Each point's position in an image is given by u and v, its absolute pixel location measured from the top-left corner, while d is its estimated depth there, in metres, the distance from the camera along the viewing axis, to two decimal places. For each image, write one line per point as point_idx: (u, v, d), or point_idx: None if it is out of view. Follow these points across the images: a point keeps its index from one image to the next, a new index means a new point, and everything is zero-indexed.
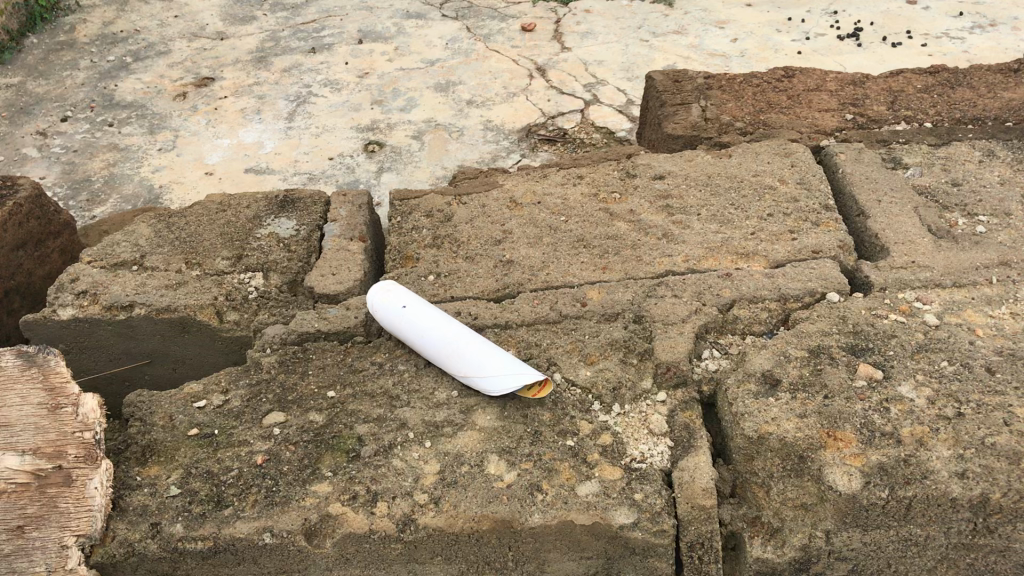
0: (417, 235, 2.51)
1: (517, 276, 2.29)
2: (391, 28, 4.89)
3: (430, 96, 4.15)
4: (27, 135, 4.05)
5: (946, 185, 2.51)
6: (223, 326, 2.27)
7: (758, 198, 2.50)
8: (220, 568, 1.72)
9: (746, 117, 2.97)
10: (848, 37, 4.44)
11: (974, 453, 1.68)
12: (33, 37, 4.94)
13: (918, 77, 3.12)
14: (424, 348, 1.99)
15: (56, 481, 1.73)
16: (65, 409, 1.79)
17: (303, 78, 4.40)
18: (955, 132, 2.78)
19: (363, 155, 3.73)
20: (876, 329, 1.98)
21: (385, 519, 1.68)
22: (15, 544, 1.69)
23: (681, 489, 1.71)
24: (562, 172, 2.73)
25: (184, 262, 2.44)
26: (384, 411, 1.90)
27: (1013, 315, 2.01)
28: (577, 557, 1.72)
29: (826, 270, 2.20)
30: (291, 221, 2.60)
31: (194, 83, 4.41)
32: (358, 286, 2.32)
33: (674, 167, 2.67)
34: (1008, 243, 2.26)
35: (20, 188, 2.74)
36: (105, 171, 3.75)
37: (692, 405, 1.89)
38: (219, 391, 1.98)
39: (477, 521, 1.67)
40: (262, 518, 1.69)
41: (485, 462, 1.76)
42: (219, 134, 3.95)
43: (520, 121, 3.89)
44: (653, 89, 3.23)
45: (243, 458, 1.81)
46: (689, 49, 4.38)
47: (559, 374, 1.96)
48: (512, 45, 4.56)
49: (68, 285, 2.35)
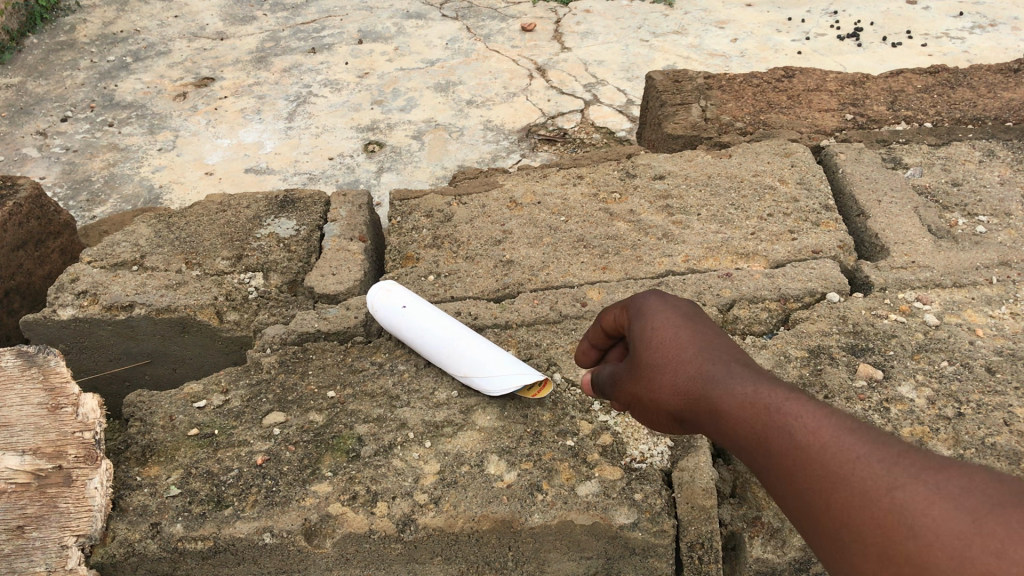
0: (417, 235, 2.51)
1: (517, 276, 2.29)
2: (390, 28, 4.89)
3: (429, 96, 4.15)
4: (27, 135, 4.05)
5: (946, 185, 2.51)
6: (222, 326, 2.26)
7: (759, 198, 2.50)
8: (219, 568, 1.72)
9: (746, 117, 2.97)
10: (849, 37, 4.44)
11: (973, 453, 1.68)
12: (33, 37, 4.94)
13: (919, 77, 3.13)
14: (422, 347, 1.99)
15: (56, 481, 1.74)
16: (64, 409, 1.80)
17: (303, 78, 4.40)
18: (956, 131, 2.78)
19: (363, 155, 3.73)
20: (875, 329, 1.99)
21: (385, 519, 1.68)
22: (15, 544, 1.68)
23: (681, 489, 1.71)
24: (562, 172, 2.73)
25: (184, 262, 2.44)
26: (384, 411, 1.90)
27: (1014, 315, 2.01)
28: (577, 557, 1.73)
29: (826, 270, 2.20)
30: (291, 221, 2.60)
31: (194, 83, 4.41)
32: (358, 286, 2.33)
33: (674, 167, 2.67)
34: (1008, 243, 2.25)
35: (20, 187, 2.74)
36: (106, 170, 3.75)
37: None
38: (220, 391, 1.98)
39: (477, 521, 1.67)
40: (262, 518, 1.69)
41: (486, 463, 1.76)
42: (219, 134, 3.95)
43: (519, 121, 3.89)
44: (653, 89, 3.23)
45: (243, 458, 1.81)
46: (689, 49, 4.38)
47: (559, 375, 1.96)
48: (512, 45, 4.57)
49: (68, 285, 2.35)
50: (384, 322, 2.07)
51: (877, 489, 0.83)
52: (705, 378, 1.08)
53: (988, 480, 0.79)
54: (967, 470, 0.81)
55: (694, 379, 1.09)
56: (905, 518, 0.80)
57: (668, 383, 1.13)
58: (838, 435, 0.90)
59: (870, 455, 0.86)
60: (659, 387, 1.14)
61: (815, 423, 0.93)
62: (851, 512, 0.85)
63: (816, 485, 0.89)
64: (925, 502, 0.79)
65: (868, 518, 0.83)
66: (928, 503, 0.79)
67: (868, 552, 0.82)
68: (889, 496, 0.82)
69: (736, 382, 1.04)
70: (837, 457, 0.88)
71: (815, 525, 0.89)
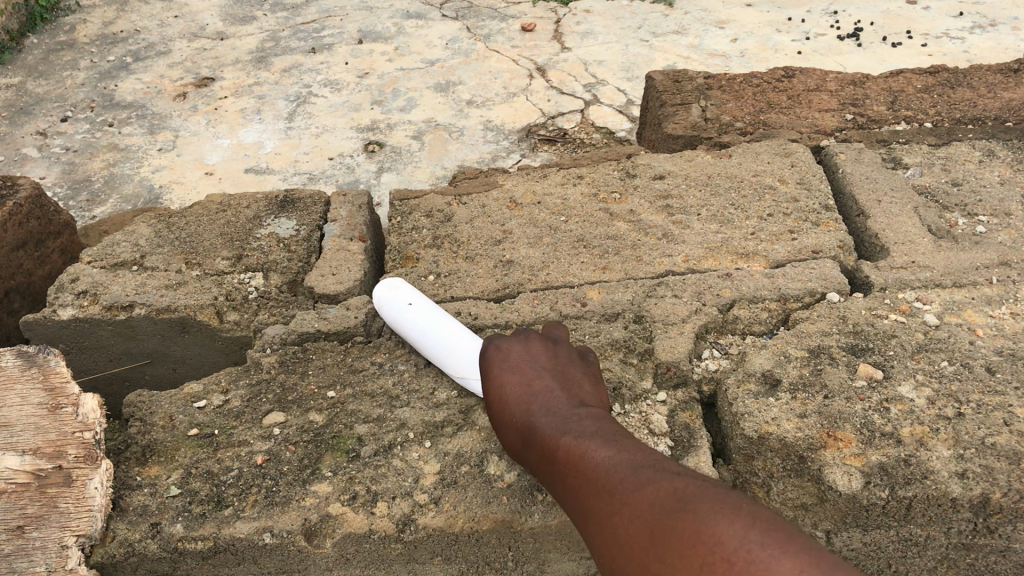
0: (417, 235, 2.51)
1: (517, 276, 2.29)
2: (390, 28, 4.89)
3: (429, 96, 4.16)
4: (27, 135, 4.05)
5: (946, 185, 2.51)
6: (222, 326, 2.26)
7: (759, 198, 2.50)
8: (220, 568, 1.73)
9: (746, 117, 2.97)
10: (849, 37, 4.44)
11: (973, 453, 1.68)
12: (33, 37, 4.95)
13: (918, 77, 3.13)
14: (420, 343, 1.99)
15: (56, 481, 1.74)
16: (65, 409, 1.80)
17: (303, 78, 4.40)
18: (956, 132, 2.78)
19: (363, 155, 3.73)
20: (875, 329, 1.99)
21: (386, 519, 1.68)
22: (15, 544, 1.69)
23: None
24: (562, 172, 2.73)
25: (184, 262, 2.44)
26: (384, 411, 1.90)
27: (1014, 315, 2.01)
28: (576, 558, 1.75)
29: (826, 270, 2.20)
30: (291, 221, 2.60)
31: (194, 83, 4.41)
32: (358, 286, 2.33)
33: (674, 167, 2.68)
34: (1008, 243, 2.25)
35: (20, 187, 2.74)
36: (105, 171, 3.75)
37: (693, 406, 1.89)
38: (220, 391, 1.98)
39: (478, 521, 1.67)
40: (262, 518, 1.69)
41: (485, 462, 1.75)
42: (219, 134, 3.95)
43: (519, 121, 3.89)
44: (653, 88, 3.23)
45: (243, 458, 1.81)
46: (689, 49, 4.38)
47: None
48: (512, 45, 4.57)
49: (68, 285, 2.35)
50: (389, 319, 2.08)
51: (607, 518, 1.15)
52: (532, 430, 1.46)
53: (667, 501, 1.08)
54: (657, 492, 1.11)
55: (526, 430, 1.48)
56: (620, 536, 1.11)
57: (513, 435, 1.52)
58: (591, 478, 1.23)
59: (606, 489, 1.18)
60: (510, 437, 1.54)
61: (583, 469, 1.26)
62: (597, 536, 1.17)
63: (583, 519, 1.22)
64: (627, 523, 1.10)
65: (606, 540, 1.14)
66: (628, 523, 1.10)
67: (607, 567, 1.14)
68: (612, 522, 1.14)
69: (547, 437, 1.41)
70: (588, 491, 1.22)
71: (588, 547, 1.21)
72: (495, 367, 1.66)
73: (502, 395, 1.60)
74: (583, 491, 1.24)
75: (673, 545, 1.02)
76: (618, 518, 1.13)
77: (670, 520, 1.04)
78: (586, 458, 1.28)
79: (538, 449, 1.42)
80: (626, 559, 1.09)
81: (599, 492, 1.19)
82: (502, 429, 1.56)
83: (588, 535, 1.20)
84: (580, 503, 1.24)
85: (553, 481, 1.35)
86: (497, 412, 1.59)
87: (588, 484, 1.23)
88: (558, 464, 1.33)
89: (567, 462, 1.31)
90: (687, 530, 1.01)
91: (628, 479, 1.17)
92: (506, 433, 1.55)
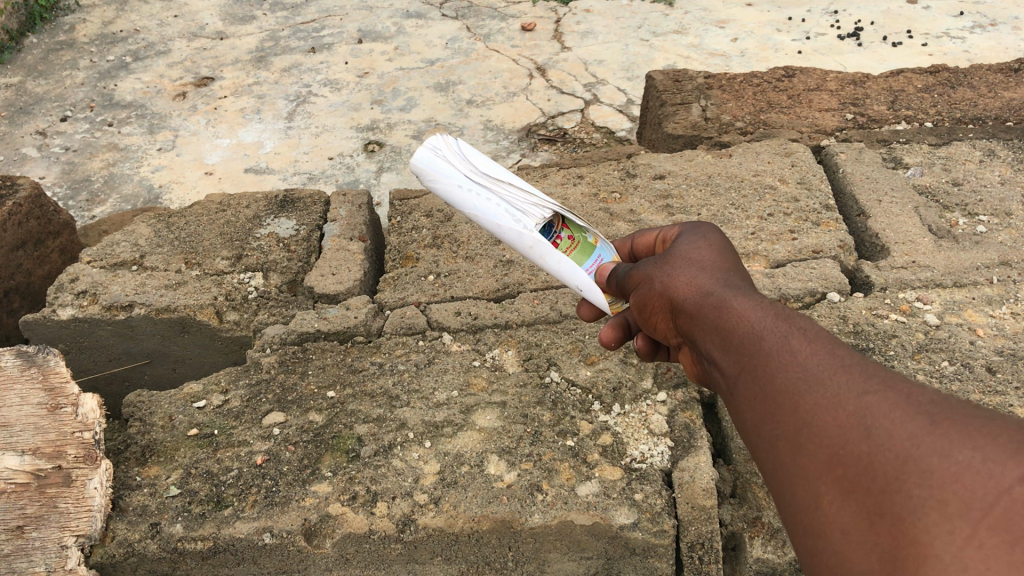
0: (417, 235, 2.51)
1: (517, 276, 2.29)
2: (390, 27, 4.89)
3: (429, 95, 4.15)
4: (27, 135, 4.04)
5: (947, 184, 2.51)
6: (222, 326, 2.25)
7: (759, 198, 2.50)
8: (219, 568, 1.72)
9: (746, 117, 2.97)
10: (849, 37, 4.43)
11: None
12: (33, 37, 4.94)
13: (919, 77, 3.12)
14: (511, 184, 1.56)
15: (56, 481, 1.74)
16: (65, 409, 1.80)
17: (303, 77, 4.40)
18: (956, 132, 2.77)
19: (363, 155, 3.73)
20: (876, 330, 1.99)
21: (386, 520, 1.67)
22: (15, 544, 1.69)
23: (681, 489, 1.69)
24: (562, 172, 2.73)
25: (184, 262, 2.44)
26: (384, 411, 1.90)
27: (1014, 315, 2.01)
28: (577, 558, 1.72)
29: (827, 270, 2.19)
30: (291, 221, 2.60)
31: (194, 83, 4.41)
32: (357, 287, 2.32)
33: (674, 167, 2.67)
34: (1009, 243, 2.25)
35: (20, 187, 2.73)
36: (105, 170, 3.75)
37: (693, 406, 1.86)
38: (219, 391, 1.98)
39: (477, 521, 1.66)
40: (262, 518, 1.68)
41: (485, 463, 1.76)
42: (219, 134, 3.95)
43: (519, 120, 3.88)
44: (653, 89, 3.24)
45: (243, 458, 1.81)
46: (689, 48, 4.37)
47: (559, 374, 1.96)
48: (512, 45, 4.56)
49: (68, 285, 2.35)
50: (437, 148, 1.58)
51: (847, 395, 0.88)
52: (730, 292, 1.16)
53: (965, 408, 0.80)
54: (946, 397, 0.83)
55: (711, 285, 1.19)
56: (871, 421, 0.83)
57: (694, 286, 1.21)
58: (823, 350, 0.95)
59: (852, 367, 0.91)
60: (683, 291, 1.22)
61: (810, 337, 0.98)
62: (814, 410, 0.89)
63: (788, 386, 0.94)
64: (892, 409, 0.83)
65: (833, 418, 0.87)
66: (894, 409, 0.83)
67: (823, 458, 0.86)
68: (858, 402, 0.86)
69: (747, 298, 1.12)
70: (828, 364, 0.93)
71: (774, 429, 0.94)
72: (703, 234, 1.36)
73: (698, 257, 1.29)
74: (803, 360, 0.95)
75: (972, 446, 0.74)
76: (875, 399, 0.85)
77: (968, 420, 0.77)
78: (821, 335, 0.99)
79: (735, 306, 1.11)
80: (869, 448, 0.82)
81: (841, 367, 0.92)
82: (661, 279, 1.28)
83: (788, 409, 0.92)
84: (789, 368, 0.96)
85: (746, 337, 1.05)
86: (667, 263, 1.30)
87: (818, 354, 0.95)
88: (758, 323, 1.05)
89: (801, 331, 1.00)
90: (1007, 437, 0.73)
91: (894, 374, 0.90)
92: (663, 284, 1.27)
